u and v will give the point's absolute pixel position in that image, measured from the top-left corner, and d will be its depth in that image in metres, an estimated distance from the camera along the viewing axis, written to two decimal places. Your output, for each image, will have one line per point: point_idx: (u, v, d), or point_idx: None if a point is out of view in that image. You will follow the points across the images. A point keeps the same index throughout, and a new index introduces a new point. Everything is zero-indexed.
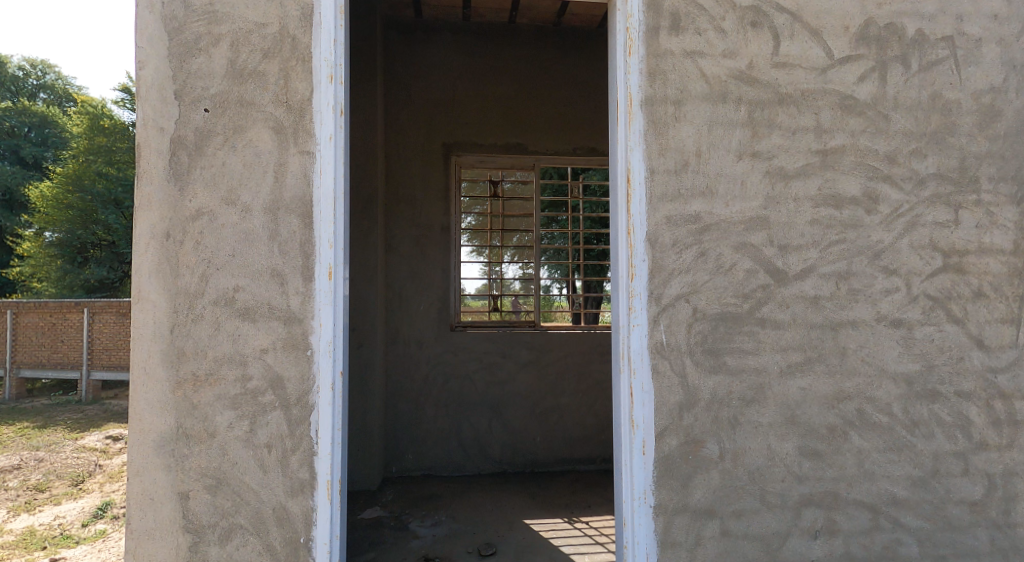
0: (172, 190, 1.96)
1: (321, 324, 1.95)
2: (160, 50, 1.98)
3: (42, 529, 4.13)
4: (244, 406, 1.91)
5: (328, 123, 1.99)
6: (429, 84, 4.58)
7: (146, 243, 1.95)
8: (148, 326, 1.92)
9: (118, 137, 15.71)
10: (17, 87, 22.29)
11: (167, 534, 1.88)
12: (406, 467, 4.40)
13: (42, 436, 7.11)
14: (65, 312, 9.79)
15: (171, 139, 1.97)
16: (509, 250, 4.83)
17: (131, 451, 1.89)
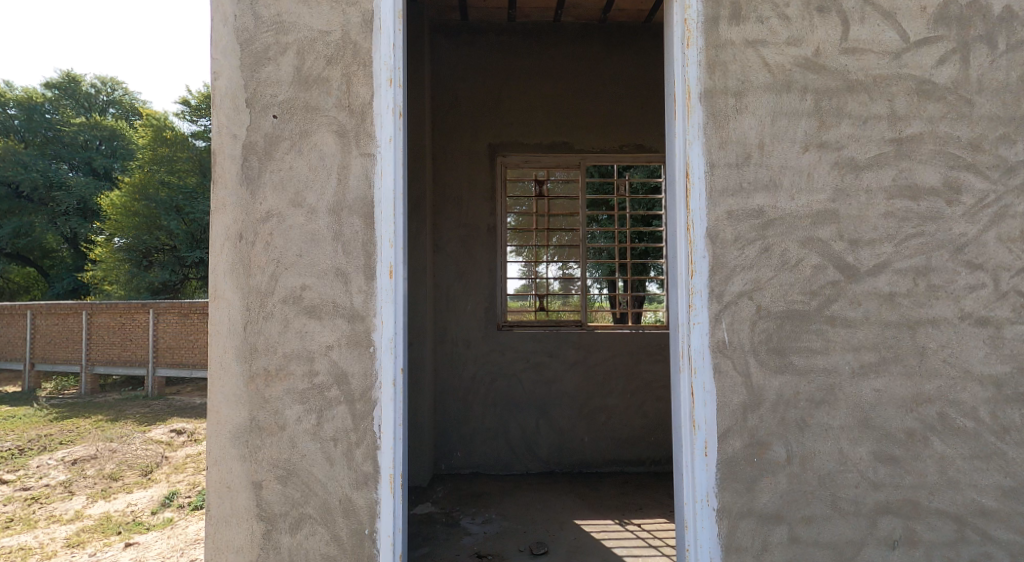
0: (243, 193, 2.05)
1: (383, 321, 2.00)
2: (233, 61, 2.08)
3: (116, 516, 4.41)
4: (312, 400, 1.98)
5: (388, 125, 2.04)
6: (474, 86, 4.63)
7: (223, 243, 2.05)
8: (224, 324, 2.03)
9: (179, 147, 16.58)
10: (89, 104, 23.78)
11: (243, 522, 1.97)
12: (455, 465, 4.46)
13: (114, 428, 7.61)
14: (133, 312, 10.41)
15: (243, 145, 2.06)
16: (551, 249, 4.78)
17: (212, 439, 2.00)
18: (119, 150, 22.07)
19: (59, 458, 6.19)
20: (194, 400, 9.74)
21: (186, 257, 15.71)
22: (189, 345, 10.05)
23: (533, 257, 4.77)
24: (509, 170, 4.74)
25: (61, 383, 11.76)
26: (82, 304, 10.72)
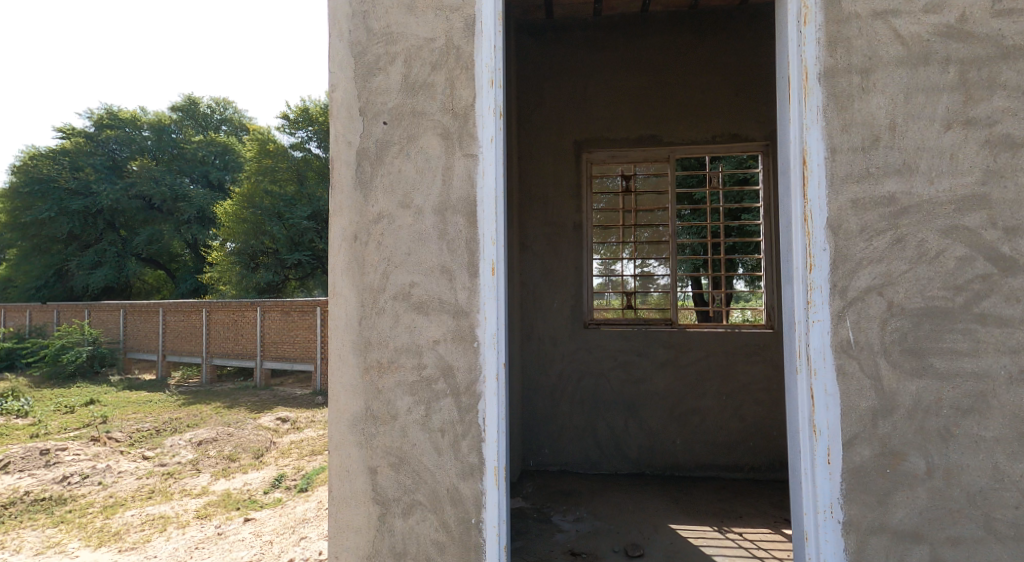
0: (357, 195, 2.18)
1: (486, 317, 2.06)
2: (347, 72, 2.21)
3: (236, 493, 4.83)
4: (421, 392, 2.07)
5: (489, 125, 2.10)
6: (560, 83, 4.64)
7: (339, 244, 2.20)
8: (342, 318, 2.17)
9: (280, 158, 17.78)
10: (205, 124, 25.92)
11: (361, 504, 2.09)
12: (542, 461, 4.51)
13: (229, 415, 8.29)
14: (243, 309, 11.27)
15: (357, 151, 2.19)
16: (639, 245, 4.69)
17: (334, 425, 2.15)
18: (230, 163, 24.12)
19: (187, 439, 6.81)
20: (296, 392, 10.34)
21: (286, 259, 16.76)
22: (291, 340, 10.65)
23: (610, 255, 4.71)
24: (594, 165, 4.70)
25: (187, 373, 13.13)
26: (201, 303, 11.81)
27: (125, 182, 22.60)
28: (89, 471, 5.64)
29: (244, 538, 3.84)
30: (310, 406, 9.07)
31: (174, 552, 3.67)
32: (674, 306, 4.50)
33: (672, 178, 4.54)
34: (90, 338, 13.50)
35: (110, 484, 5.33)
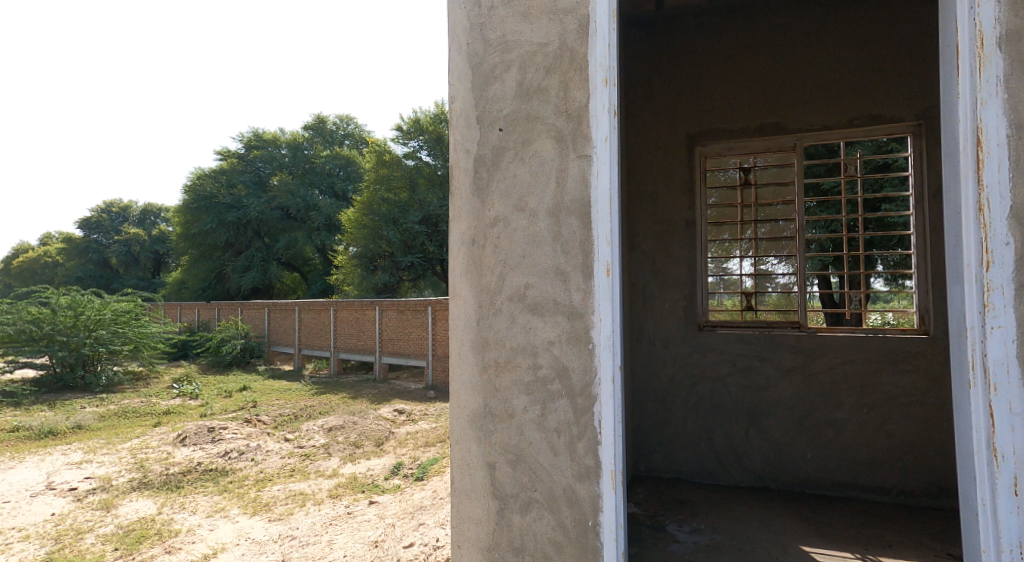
0: (474, 200, 2.34)
1: (601, 319, 2.11)
2: (464, 82, 2.38)
3: (361, 476, 5.78)
4: (537, 392, 2.18)
5: (603, 125, 2.14)
6: (670, 75, 4.50)
7: (459, 248, 2.39)
8: (461, 317, 2.37)
9: (395, 167, 18.63)
10: (332, 139, 27.94)
11: (481, 497, 2.25)
12: (655, 467, 4.42)
13: (353, 404, 9.11)
14: (364, 308, 12.07)
15: (474, 157, 2.35)
16: (760, 241, 4.46)
17: (456, 419, 2.35)
18: (354, 174, 26.25)
19: (319, 425, 7.82)
20: (410, 386, 10.84)
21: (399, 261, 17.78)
22: (405, 337, 11.17)
23: (723, 253, 4.54)
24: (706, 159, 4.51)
25: (318, 365, 14.63)
26: (330, 302, 13.00)
27: (267, 195, 25.07)
28: (246, 448, 6.91)
29: (370, 519, 4.68)
30: (423, 400, 9.49)
31: (314, 526, 4.62)
32: (804, 307, 4.16)
33: (799, 167, 4.21)
34: (242, 332, 15.69)
35: (261, 461, 6.55)
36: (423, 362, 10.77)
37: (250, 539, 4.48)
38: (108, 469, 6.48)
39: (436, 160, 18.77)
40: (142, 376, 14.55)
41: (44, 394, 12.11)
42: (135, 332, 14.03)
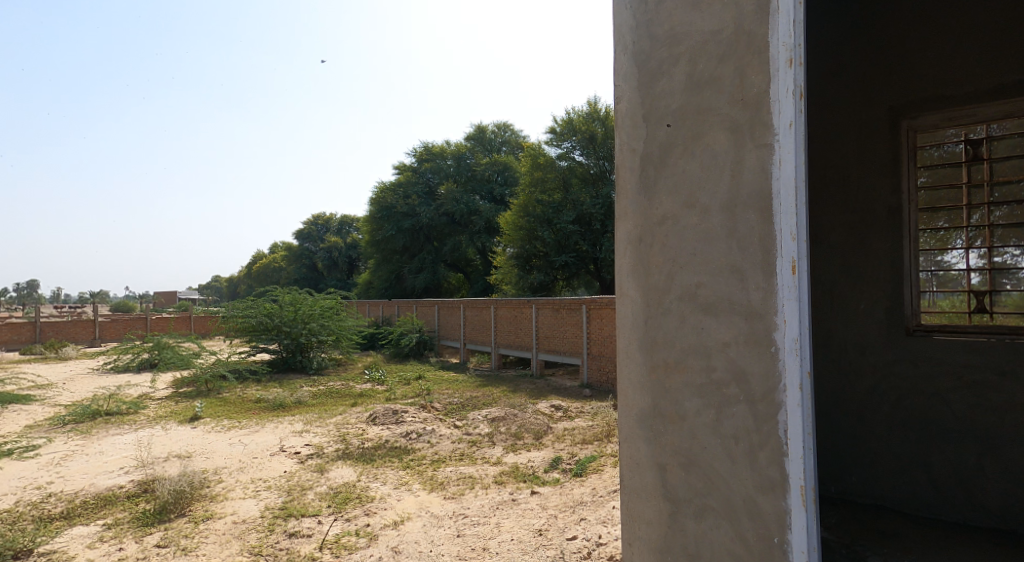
0: (642, 200, 2.41)
1: (786, 320, 1.97)
2: (630, 82, 2.47)
3: (522, 467, 6.20)
4: (710, 395, 2.14)
5: (787, 110, 2.00)
6: (866, 45, 4.05)
7: (626, 247, 2.48)
8: (629, 316, 2.45)
9: (549, 170, 19.71)
10: (490, 147, 29.36)
11: (652, 498, 2.30)
12: (849, 489, 3.94)
13: (514, 398, 9.63)
14: (521, 306, 12.82)
15: (641, 156, 2.43)
16: (994, 231, 3.79)
17: (625, 419, 2.44)
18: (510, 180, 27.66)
19: (484, 415, 8.48)
20: (567, 383, 11.08)
21: (553, 260, 19.01)
22: (560, 335, 11.47)
23: (938, 245, 3.90)
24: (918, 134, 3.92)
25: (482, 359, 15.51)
26: (491, 300, 14.00)
27: (435, 202, 27.28)
28: (422, 430, 7.89)
29: (534, 508, 5.01)
30: (579, 396, 9.67)
31: (483, 507, 5.19)
32: None
33: None
34: (417, 327, 17.37)
35: (436, 443, 7.45)
36: (578, 360, 10.88)
37: (430, 512, 5.28)
38: (321, 438, 8.23)
39: (588, 159, 19.41)
40: (342, 363, 17.30)
41: (274, 376, 15.22)
42: (336, 325, 16.54)
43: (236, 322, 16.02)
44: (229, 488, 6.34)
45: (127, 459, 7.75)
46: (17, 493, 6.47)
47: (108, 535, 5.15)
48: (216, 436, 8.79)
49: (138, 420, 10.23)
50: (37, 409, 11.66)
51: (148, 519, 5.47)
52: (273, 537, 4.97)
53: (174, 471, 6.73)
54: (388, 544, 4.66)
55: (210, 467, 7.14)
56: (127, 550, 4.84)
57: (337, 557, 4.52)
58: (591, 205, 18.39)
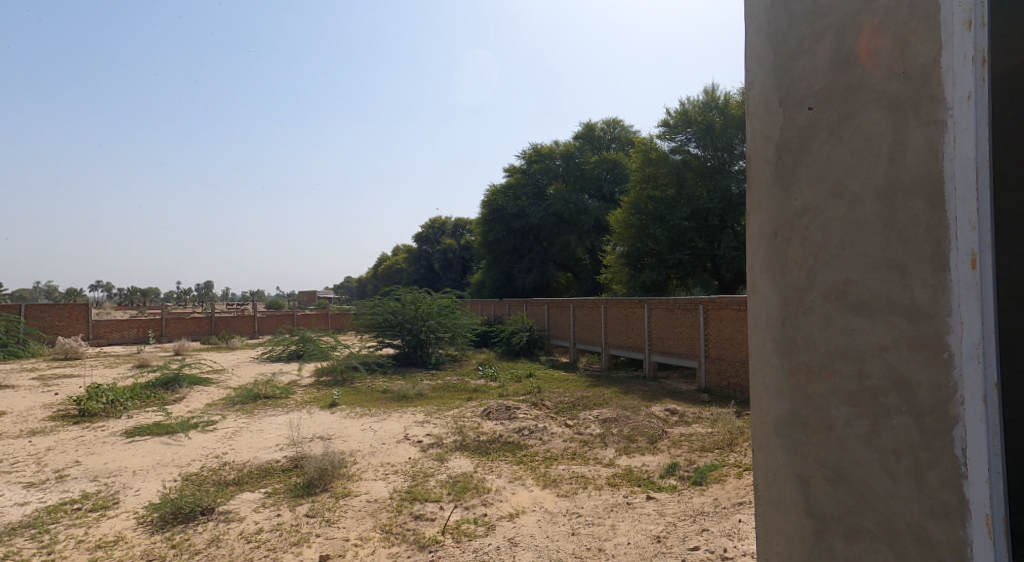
0: (779, 191, 2.27)
1: (964, 323, 1.70)
2: (766, 66, 2.38)
3: (637, 471, 6.03)
4: (864, 404, 1.93)
5: (966, 79, 1.73)
6: None
7: (760, 242, 2.35)
8: (763, 315, 2.31)
9: (661, 164, 19.22)
10: (600, 144, 28.90)
11: (793, 512, 2.15)
12: None
13: (627, 400, 9.44)
14: (633, 305, 12.58)
15: (777, 144, 2.29)
16: None
17: (763, 425, 2.32)
18: (620, 176, 26.77)
19: (596, 415, 8.36)
20: (683, 387, 10.67)
21: (666, 259, 19.02)
22: (675, 336, 11.11)
23: None
24: None
25: (591, 359, 15.38)
26: (601, 299, 13.89)
27: (545, 203, 27.69)
28: (534, 427, 7.95)
29: (650, 513, 4.85)
30: (695, 401, 9.26)
31: (597, 508, 5.13)
32: None
33: None
34: (527, 326, 17.60)
35: (547, 441, 7.44)
36: (695, 363, 10.44)
37: (544, 508, 5.33)
38: (440, 429, 8.53)
39: (705, 152, 18.80)
40: (457, 359, 17.93)
41: (398, 369, 16.19)
42: (451, 322, 17.02)
43: (366, 318, 17.23)
44: (362, 469, 6.87)
45: (281, 437, 8.66)
46: (202, 460, 7.61)
47: (269, 503, 5.95)
48: (350, 422, 9.44)
49: (288, 403, 11.34)
50: (212, 389, 13.54)
51: (299, 492, 6.17)
52: (402, 517, 5.39)
53: (320, 450, 7.48)
54: (506, 535, 4.80)
55: (346, 449, 7.70)
56: (283, 516, 5.57)
57: (457, 542, 4.78)
58: (707, 201, 18.10)
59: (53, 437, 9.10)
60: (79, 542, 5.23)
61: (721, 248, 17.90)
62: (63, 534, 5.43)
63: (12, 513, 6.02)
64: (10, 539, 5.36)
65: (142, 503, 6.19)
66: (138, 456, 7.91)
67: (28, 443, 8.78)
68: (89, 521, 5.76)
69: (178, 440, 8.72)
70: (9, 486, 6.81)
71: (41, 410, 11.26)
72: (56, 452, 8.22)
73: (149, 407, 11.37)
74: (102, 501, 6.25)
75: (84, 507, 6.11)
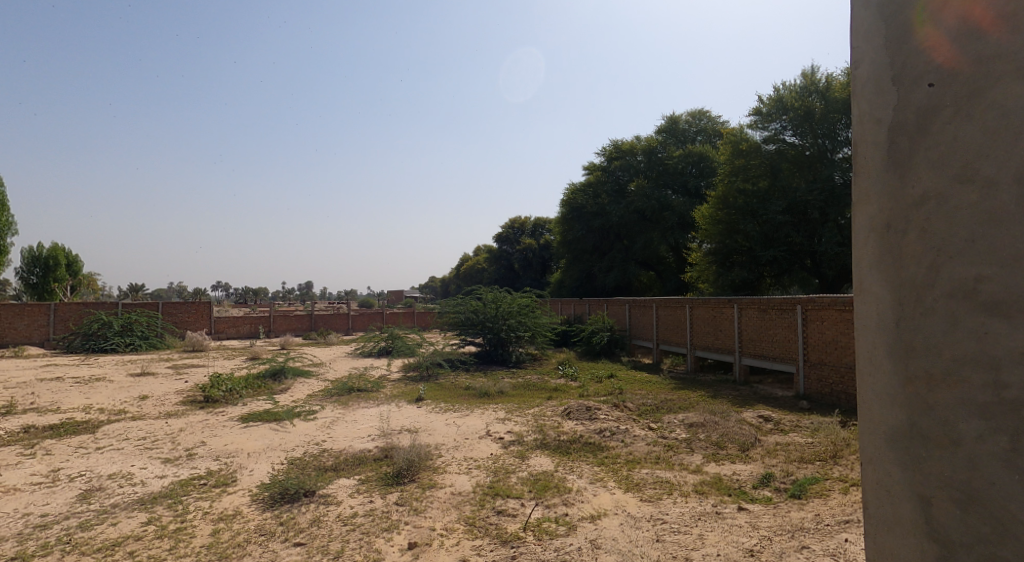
0: (891, 178, 2.02)
1: None
2: (877, 42, 2.14)
3: (727, 480, 5.73)
4: (999, 418, 1.68)
5: None
6: None
7: (868, 236, 2.09)
8: (873, 316, 2.06)
9: (753, 155, 18.30)
10: (684, 137, 28.01)
11: (911, 535, 1.90)
12: None
13: (715, 404, 9.04)
14: (722, 306, 12.06)
15: (889, 127, 2.04)
16: None
17: (873, 438, 2.06)
18: (707, 169, 25.54)
19: (681, 420, 8.03)
20: (777, 392, 10.09)
21: (759, 256, 18.13)
22: (769, 339, 10.53)
23: None
24: None
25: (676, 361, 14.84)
26: (687, 299, 13.42)
27: (627, 200, 27.07)
28: (616, 429, 7.77)
29: (742, 525, 4.58)
30: (792, 409, 8.73)
31: (683, 515, 4.90)
32: None
33: None
34: (608, 326, 17.30)
35: (630, 444, 7.23)
36: (793, 368, 9.82)
37: (627, 512, 5.16)
38: (521, 426, 8.52)
39: (803, 139, 17.63)
40: (538, 358, 17.88)
41: (480, 367, 16.44)
42: (531, 321, 16.88)
43: (448, 316, 17.57)
44: (447, 462, 6.97)
45: (373, 428, 8.95)
46: (304, 446, 8.02)
47: (362, 489, 6.15)
48: (435, 417, 9.60)
49: (378, 396, 11.72)
50: (314, 381, 14.31)
51: (389, 480, 6.35)
52: (484, 511, 5.40)
53: (408, 442, 7.68)
54: (587, 537, 4.70)
55: (431, 443, 7.82)
56: (376, 503, 5.74)
57: (538, 540, 4.72)
58: (806, 192, 16.95)
59: (184, 419, 9.97)
60: (205, 514, 5.67)
61: (820, 245, 16.90)
62: (193, 505, 5.91)
63: (152, 484, 6.63)
64: (151, 507, 5.90)
65: (256, 482, 6.59)
66: (253, 439, 8.45)
67: (164, 423, 9.64)
68: (213, 495, 6.24)
69: (284, 426, 9.23)
70: (150, 460, 7.52)
71: (173, 395, 12.37)
72: (185, 433, 8.98)
73: (260, 396, 12.17)
74: (223, 478, 6.73)
75: (209, 482, 6.61)
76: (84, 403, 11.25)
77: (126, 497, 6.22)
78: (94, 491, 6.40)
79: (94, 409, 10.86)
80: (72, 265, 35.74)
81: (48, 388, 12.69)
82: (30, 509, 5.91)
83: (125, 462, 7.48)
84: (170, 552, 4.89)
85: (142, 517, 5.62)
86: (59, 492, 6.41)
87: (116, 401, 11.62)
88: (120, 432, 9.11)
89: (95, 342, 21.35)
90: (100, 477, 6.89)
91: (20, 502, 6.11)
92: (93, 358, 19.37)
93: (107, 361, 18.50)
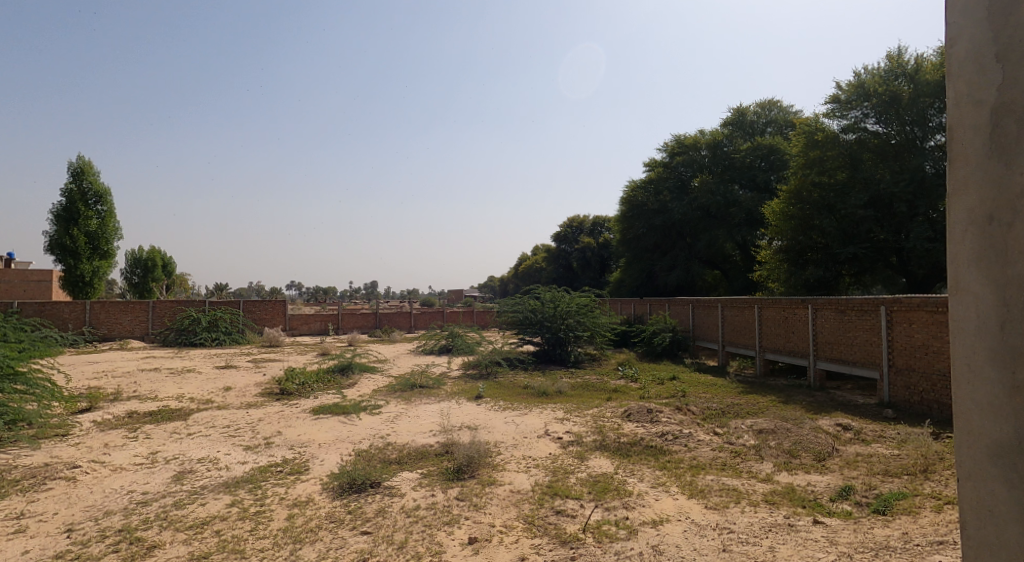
0: (995, 165, 1.80)
1: None
2: (977, 14, 1.90)
3: (800, 490, 5.42)
4: None
5: None
6: None
7: (964, 230, 1.85)
8: (969, 318, 1.82)
9: (830, 146, 17.35)
10: (752, 129, 26.94)
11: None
12: None
13: (787, 410, 8.61)
14: (795, 307, 11.51)
15: (993, 109, 1.82)
16: None
17: (970, 453, 1.84)
18: (777, 163, 24.46)
19: (749, 425, 7.69)
20: (857, 400, 9.51)
21: (838, 254, 17.24)
22: (849, 342, 9.96)
23: None
24: None
25: (743, 363, 14.28)
26: (755, 299, 12.87)
27: (690, 197, 26.32)
28: (679, 433, 7.52)
29: (818, 540, 4.30)
30: (873, 417, 8.21)
31: (752, 526, 4.66)
32: None
33: None
34: (669, 326, 16.85)
35: (693, 448, 6.99)
36: (876, 373, 9.24)
37: (692, 519, 4.96)
38: (580, 427, 8.39)
39: (888, 127, 16.70)
40: (597, 358, 17.66)
41: (539, 365, 16.39)
42: (591, 321, 16.68)
43: (508, 316, 17.57)
44: (507, 460, 6.94)
45: (435, 424, 9.03)
46: (370, 440, 8.17)
47: (424, 483, 6.19)
48: (495, 415, 9.59)
49: (440, 393, 11.85)
50: (380, 376, 14.65)
51: (451, 475, 6.38)
52: (544, 511, 5.32)
53: (468, 439, 7.69)
54: (649, 542, 4.54)
55: (492, 441, 7.82)
56: (438, 497, 5.77)
57: (599, 542, 4.61)
58: (891, 183, 15.91)
59: (262, 410, 10.41)
60: (282, 499, 5.87)
61: (908, 239, 15.81)
62: (270, 491, 6.13)
63: (235, 469, 6.93)
64: (234, 490, 6.15)
65: (327, 472, 6.77)
66: (324, 431, 8.70)
67: (245, 413, 10.09)
68: (289, 482, 6.44)
69: (352, 420, 9.47)
70: (233, 447, 7.87)
71: (253, 387, 12.95)
72: (264, 423, 9.35)
73: (330, 390, 12.55)
74: (297, 467, 6.95)
75: (284, 470, 6.84)
76: (177, 392, 11.95)
77: (213, 480, 6.51)
78: (187, 473, 6.74)
79: (186, 397, 11.53)
80: (167, 266, 38.25)
81: (148, 377, 13.60)
82: (133, 487, 6.29)
83: (212, 447, 7.87)
84: (252, 533, 5.07)
85: (227, 499, 5.87)
86: (158, 472, 6.79)
87: (204, 391, 12.28)
88: (208, 420, 9.59)
89: (185, 337, 22.73)
90: (191, 461, 7.26)
91: (125, 480, 6.51)
92: (184, 351, 20.62)
93: (195, 354, 19.58)
